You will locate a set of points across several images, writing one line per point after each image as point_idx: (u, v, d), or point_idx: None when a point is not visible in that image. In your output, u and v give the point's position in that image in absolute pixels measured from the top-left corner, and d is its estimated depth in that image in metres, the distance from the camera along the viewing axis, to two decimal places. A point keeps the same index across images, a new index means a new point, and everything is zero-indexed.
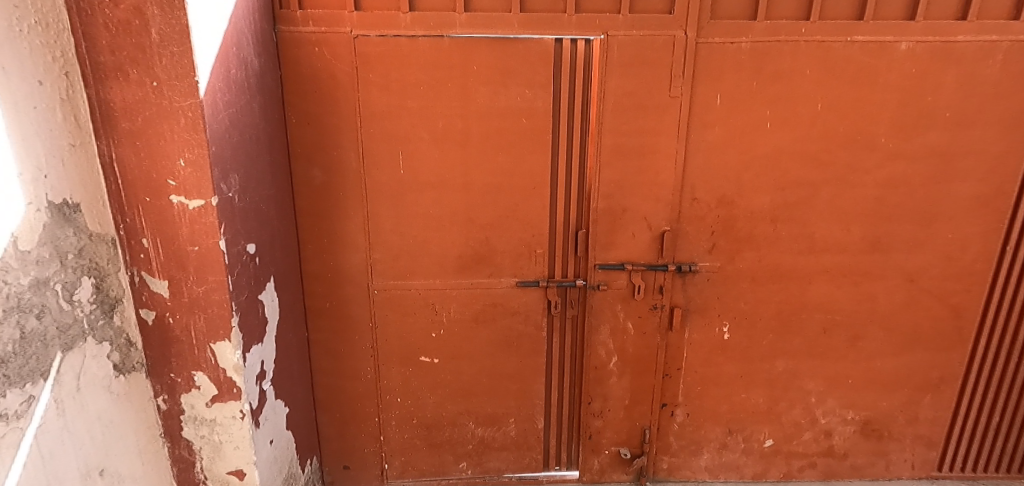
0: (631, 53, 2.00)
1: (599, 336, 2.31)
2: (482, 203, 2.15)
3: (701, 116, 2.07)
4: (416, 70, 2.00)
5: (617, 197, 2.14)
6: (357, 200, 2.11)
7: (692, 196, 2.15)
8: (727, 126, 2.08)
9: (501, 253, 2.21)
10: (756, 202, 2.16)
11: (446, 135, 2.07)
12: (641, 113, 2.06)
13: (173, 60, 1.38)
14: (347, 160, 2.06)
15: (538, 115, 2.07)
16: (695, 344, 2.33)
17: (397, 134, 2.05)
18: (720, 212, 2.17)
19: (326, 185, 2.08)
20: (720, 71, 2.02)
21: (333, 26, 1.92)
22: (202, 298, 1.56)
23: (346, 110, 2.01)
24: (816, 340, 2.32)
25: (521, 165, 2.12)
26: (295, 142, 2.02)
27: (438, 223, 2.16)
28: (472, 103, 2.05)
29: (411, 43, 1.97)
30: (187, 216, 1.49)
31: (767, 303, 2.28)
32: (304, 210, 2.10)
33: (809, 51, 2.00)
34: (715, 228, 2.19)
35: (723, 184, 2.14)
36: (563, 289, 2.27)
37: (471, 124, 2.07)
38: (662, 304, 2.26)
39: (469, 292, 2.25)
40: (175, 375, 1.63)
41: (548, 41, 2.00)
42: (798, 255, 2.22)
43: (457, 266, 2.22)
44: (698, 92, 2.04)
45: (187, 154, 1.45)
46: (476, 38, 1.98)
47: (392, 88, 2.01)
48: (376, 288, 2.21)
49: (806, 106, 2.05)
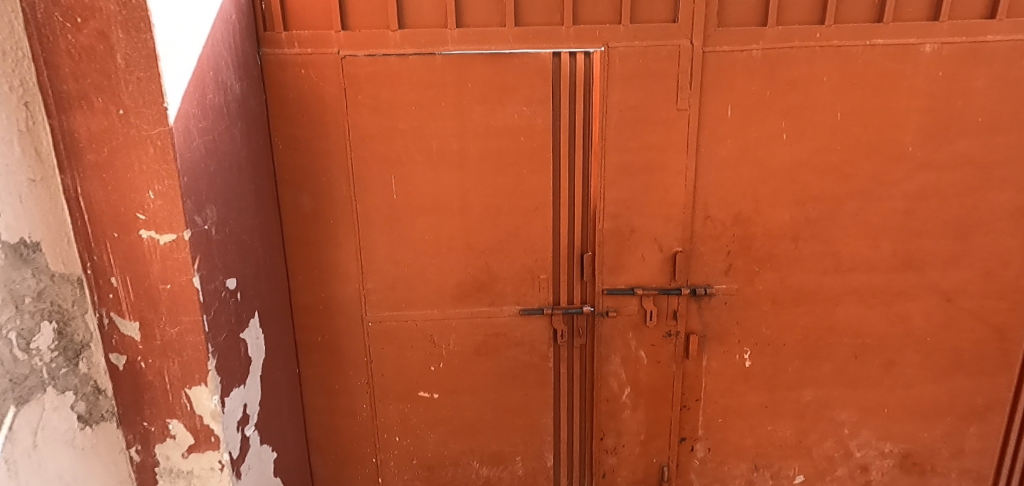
0: (635, 65, 1.88)
1: (610, 366, 2.15)
2: (481, 227, 2.02)
3: (712, 130, 1.94)
4: (407, 90, 1.90)
5: (625, 217, 2.01)
6: (348, 228, 1.99)
7: (705, 213, 2.01)
8: (741, 139, 1.94)
9: (502, 279, 2.08)
10: (775, 219, 2.01)
11: (441, 156, 1.96)
12: (647, 127, 1.93)
13: (139, 86, 1.28)
14: (338, 186, 1.96)
15: (537, 133, 1.96)
16: (714, 372, 2.16)
17: (389, 157, 1.95)
18: (736, 230, 2.02)
19: (315, 212, 1.97)
20: (730, 80, 1.89)
21: (320, 46, 1.83)
22: (176, 341, 1.45)
23: (335, 133, 1.91)
24: (846, 366, 2.14)
25: (521, 186, 2.00)
26: (282, 168, 1.92)
27: (435, 249, 2.04)
28: (468, 123, 1.94)
29: (401, 62, 1.87)
30: (158, 253, 1.39)
31: (791, 327, 2.11)
32: (293, 239, 1.99)
33: (826, 57, 1.86)
34: (731, 247, 2.04)
35: (738, 201, 2.00)
36: (570, 316, 2.12)
37: (466, 144, 1.96)
38: (676, 331, 2.10)
39: (469, 322, 2.11)
40: (148, 425, 1.50)
41: (545, 56, 1.89)
42: (823, 274, 2.06)
43: (456, 295, 2.08)
44: (707, 104, 1.92)
45: (157, 186, 1.35)
46: (470, 55, 1.88)
47: (382, 110, 1.91)
48: (370, 320, 2.08)
49: (824, 115, 1.92)
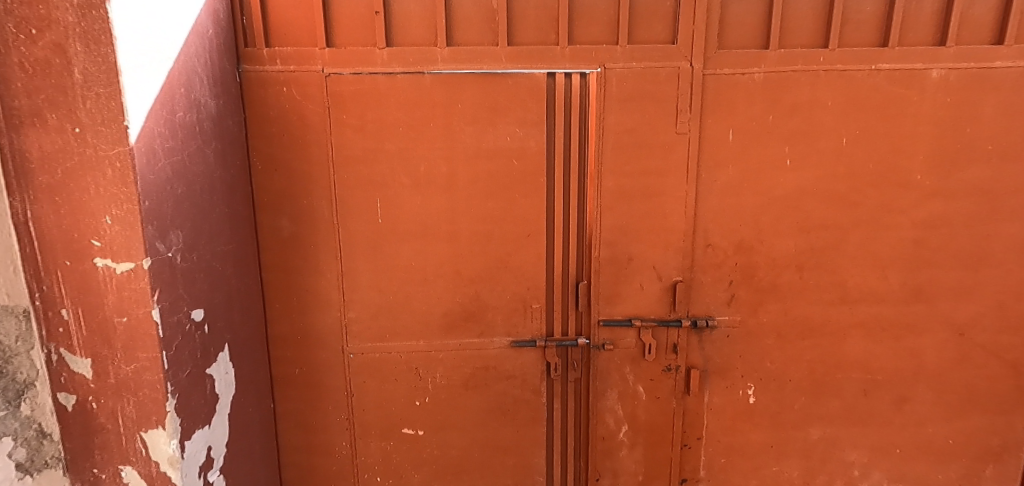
0: (632, 87, 1.81)
1: (606, 402, 2.03)
2: (470, 254, 1.92)
3: (713, 154, 1.86)
4: (394, 110, 1.81)
5: (622, 245, 1.91)
6: (330, 254, 1.88)
7: (706, 241, 1.92)
8: (743, 164, 1.86)
9: (492, 309, 1.97)
10: (779, 248, 1.92)
11: (429, 180, 1.87)
12: (646, 151, 1.85)
13: (98, 102, 1.18)
14: (319, 209, 1.85)
15: (530, 156, 1.87)
16: (716, 409, 2.04)
17: (374, 180, 1.85)
18: (738, 259, 1.93)
19: (295, 237, 1.86)
20: (731, 104, 1.82)
21: (303, 64, 1.75)
22: (132, 379, 1.32)
23: (317, 154, 1.81)
24: (855, 403, 2.03)
25: (513, 211, 1.90)
26: (261, 190, 1.82)
27: (422, 277, 1.93)
28: (458, 145, 1.85)
29: (389, 81, 1.79)
30: (114, 283, 1.27)
31: (796, 361, 2.00)
32: (270, 265, 1.87)
33: (830, 81, 1.80)
34: (733, 277, 1.94)
35: (740, 229, 1.91)
36: (564, 348, 2.01)
37: (456, 167, 1.86)
38: (676, 365, 1.99)
39: (457, 354, 1.99)
40: (98, 471, 1.38)
41: (539, 76, 1.82)
42: (830, 306, 1.96)
43: (443, 325, 1.97)
44: (707, 128, 1.84)
45: (114, 210, 1.24)
46: (461, 74, 1.80)
47: (368, 130, 1.82)
48: (351, 351, 1.95)
49: (829, 140, 1.84)
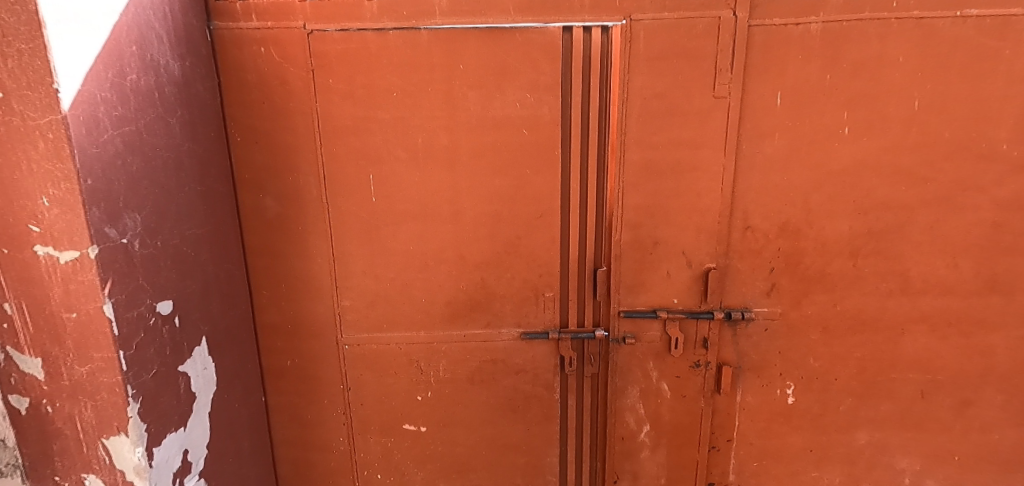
0: (663, 42, 1.54)
1: (626, 400, 1.83)
2: (475, 236, 1.72)
3: (756, 122, 1.59)
4: (388, 73, 1.59)
5: (647, 226, 1.68)
6: (320, 236, 1.70)
7: (745, 223, 1.67)
8: (791, 134, 1.59)
9: (500, 298, 1.77)
10: (830, 231, 1.66)
11: (428, 153, 1.65)
12: (677, 119, 1.59)
13: (20, 61, 0.99)
14: (307, 187, 1.66)
15: (543, 125, 1.63)
16: (749, 410, 1.83)
17: (367, 153, 1.64)
18: (781, 244, 1.68)
19: (281, 218, 1.68)
20: (781, 61, 1.54)
21: (282, 19, 1.53)
22: (87, 382, 1.17)
23: (302, 124, 1.61)
24: (910, 406, 1.79)
25: (523, 189, 1.68)
26: (242, 165, 1.63)
27: (421, 262, 1.73)
28: (460, 113, 1.62)
29: (380, 39, 1.56)
30: (58, 274, 1.11)
31: (844, 359, 1.77)
32: (256, 249, 1.70)
33: (902, 32, 1.50)
34: (775, 264, 1.70)
35: (785, 209, 1.65)
36: (580, 341, 1.81)
37: (458, 139, 1.64)
38: (706, 361, 1.78)
39: (462, 346, 1.81)
40: (60, 479, 1.25)
41: (554, 31, 1.56)
42: (886, 298, 1.71)
43: (446, 315, 1.78)
44: (751, 90, 1.57)
45: (50, 190, 1.06)
46: (463, 30, 1.56)
47: (358, 97, 1.60)
48: (346, 342, 1.79)
49: (897, 105, 1.55)
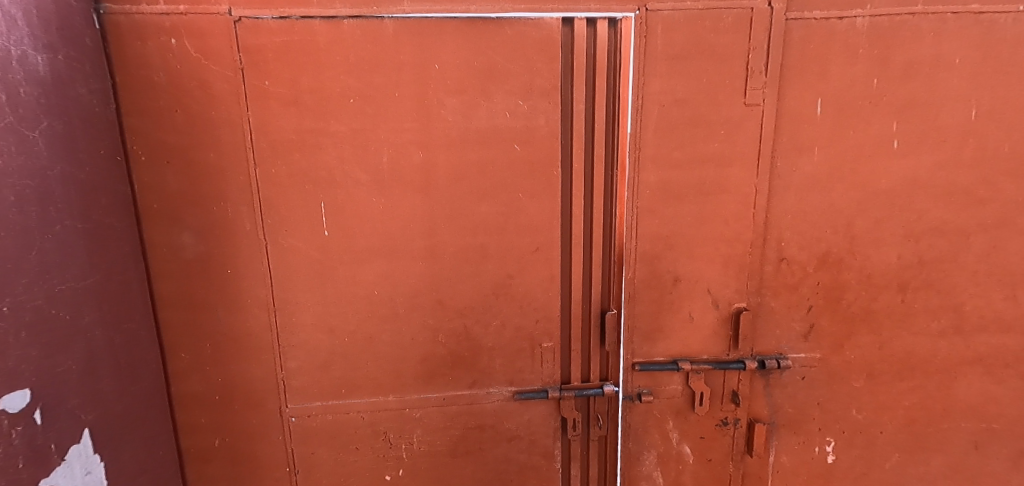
0: (684, 38, 1.26)
1: (642, 468, 1.53)
2: (456, 277, 1.38)
3: (792, 134, 1.33)
4: (342, 73, 1.24)
5: (665, 261, 1.39)
6: (256, 282, 1.32)
7: (780, 254, 1.40)
8: (832, 148, 1.34)
9: (488, 351, 1.44)
10: (875, 261, 1.41)
11: (396, 175, 1.31)
12: (701, 131, 1.32)
13: None
14: (237, 219, 1.29)
15: (539, 139, 1.32)
16: (784, 472, 1.55)
17: (316, 175, 1.29)
18: (821, 278, 1.42)
19: (203, 259, 1.30)
20: (822, 62, 1.29)
21: (200, 2, 1.17)
22: None
23: (230, 140, 1.25)
24: (965, 460, 1.54)
25: (515, 218, 1.36)
26: (149, 192, 1.25)
27: (387, 310, 1.38)
28: (436, 124, 1.30)
29: (331, 30, 1.22)
30: None
31: (891, 408, 1.51)
32: (170, 300, 1.31)
33: (961, 29, 1.27)
34: (814, 301, 1.43)
35: (826, 236, 1.39)
36: (586, 399, 1.49)
37: (434, 157, 1.31)
38: (735, 419, 1.49)
39: (440, 412, 1.46)
40: None
41: (552, 23, 1.26)
42: (938, 337, 1.47)
43: (420, 375, 1.43)
44: (787, 96, 1.31)
45: None
46: (438, 20, 1.24)
47: (303, 103, 1.25)
48: (293, 414, 1.41)
49: (953, 114, 1.32)
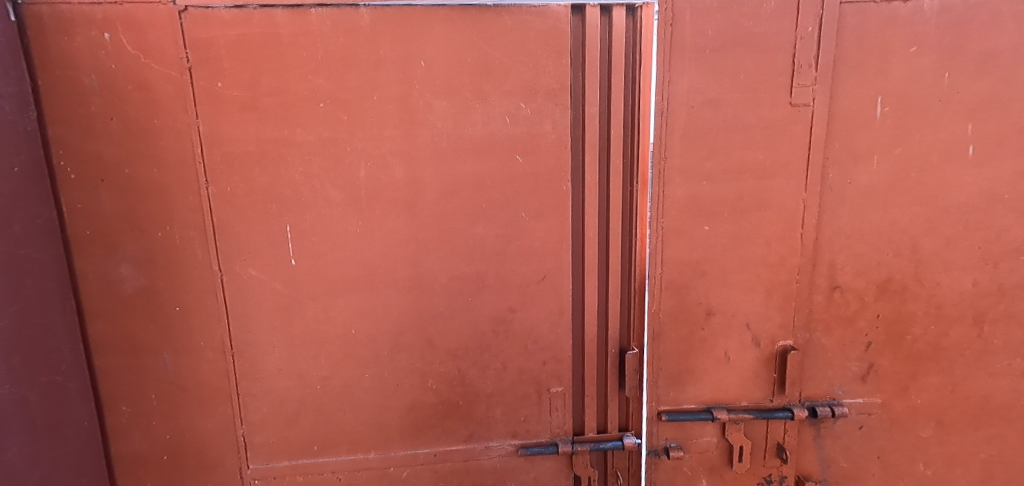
0: (717, 26, 1.06)
1: None
2: (448, 311, 1.17)
3: (845, 139, 1.12)
4: (309, 72, 1.05)
5: (695, 291, 1.17)
6: (210, 321, 1.11)
7: (832, 282, 1.18)
8: (894, 155, 1.13)
9: (486, 398, 1.22)
10: (948, 289, 1.18)
11: (375, 192, 1.11)
12: (737, 137, 1.11)
13: None
14: (186, 248, 1.08)
15: (545, 149, 1.12)
16: None
17: (279, 194, 1.08)
18: (881, 309, 1.20)
19: (147, 295, 1.09)
20: (882, 52, 1.08)
21: None
22: None
23: (177, 153, 1.04)
24: None
25: (517, 241, 1.16)
26: (79, 217, 1.04)
27: (366, 351, 1.17)
28: (422, 132, 1.09)
29: (295, 21, 1.02)
30: None
31: (965, 463, 1.27)
32: (106, 344, 1.10)
33: None
34: (873, 337, 1.21)
35: (886, 260, 1.17)
36: (603, 452, 1.27)
37: (420, 170, 1.11)
38: (780, 476, 1.27)
39: (431, 471, 1.24)
40: None
41: (558, 11, 1.07)
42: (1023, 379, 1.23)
43: (407, 428, 1.21)
44: (839, 94, 1.10)
45: None
46: (423, 8, 1.04)
47: (264, 108, 1.05)
48: (257, 476, 1.19)
49: None
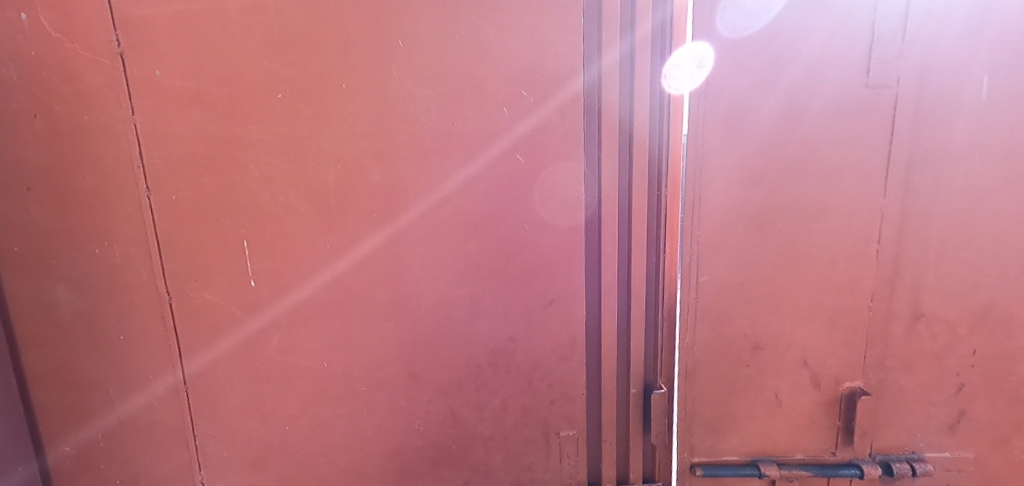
0: None
1: None
2: (437, 340, 0.99)
3: (939, 129, 0.87)
4: (263, 56, 0.87)
5: (737, 319, 0.95)
6: (160, 352, 0.95)
7: (913, 309, 0.94)
8: (1002, 148, 0.87)
9: (484, 442, 1.03)
10: None
11: (346, 200, 0.92)
12: (794, 128, 0.88)
13: None
14: (129, 267, 0.92)
15: (552, 147, 0.92)
16: None
17: (233, 203, 0.91)
18: (978, 343, 0.95)
19: (88, 322, 0.93)
20: (987, 16, 0.84)
21: None
22: None
23: (113, 156, 0.88)
24: None
25: (519, 258, 0.96)
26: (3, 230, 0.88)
27: (342, 387, 0.99)
28: (401, 127, 0.90)
29: None
30: None
31: None
32: (42, 377, 0.93)
33: None
34: (966, 378, 0.96)
35: (987, 282, 0.92)
36: None
37: (400, 173, 0.92)
38: None
39: None
40: None
41: None
42: None
43: (391, 476, 1.03)
44: (932, 71, 0.85)
45: None
46: None
47: (212, 101, 0.87)
48: None
49: None
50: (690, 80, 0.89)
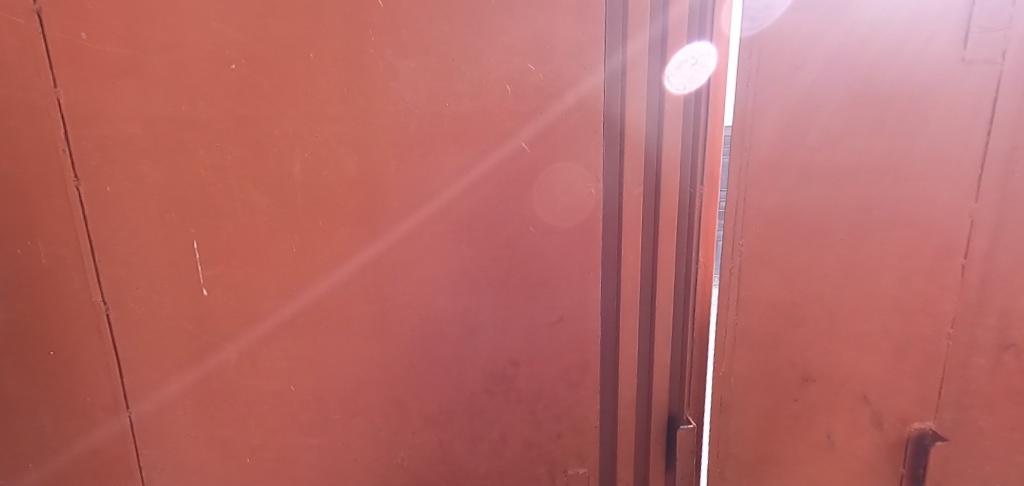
0: None
1: None
2: (423, 362, 0.84)
3: None
4: (214, 18, 0.71)
5: (785, 344, 0.79)
6: (96, 374, 0.79)
7: (1001, 338, 0.75)
8: None
9: (478, 480, 0.88)
10: None
11: (315, 195, 0.77)
12: (867, 113, 0.71)
13: None
14: (55, 272, 0.76)
15: (565, 137, 0.77)
16: None
17: (180, 197, 0.76)
18: None
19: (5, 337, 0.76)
20: None
21: None
22: None
23: (31, 138, 0.71)
24: None
25: (521, 267, 0.81)
26: None
27: (312, 415, 0.84)
28: (381, 108, 0.74)
29: None
30: None
31: None
32: None
33: None
34: None
35: None
36: None
37: (380, 163, 0.76)
38: None
39: None
40: None
41: None
42: None
43: None
44: None
45: None
46: None
47: (152, 73, 0.71)
48: None
49: None
50: (693, 83, 0.77)
